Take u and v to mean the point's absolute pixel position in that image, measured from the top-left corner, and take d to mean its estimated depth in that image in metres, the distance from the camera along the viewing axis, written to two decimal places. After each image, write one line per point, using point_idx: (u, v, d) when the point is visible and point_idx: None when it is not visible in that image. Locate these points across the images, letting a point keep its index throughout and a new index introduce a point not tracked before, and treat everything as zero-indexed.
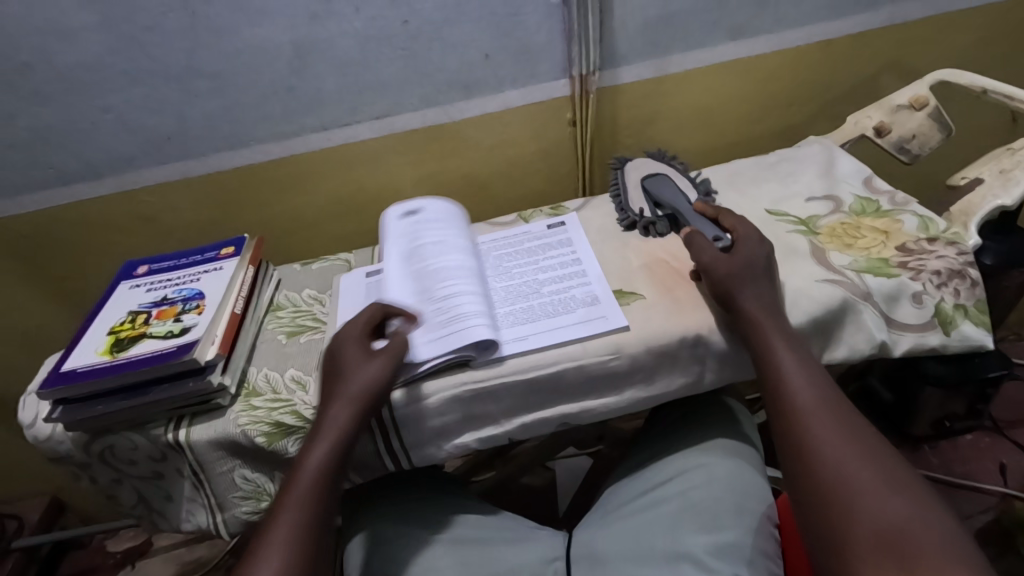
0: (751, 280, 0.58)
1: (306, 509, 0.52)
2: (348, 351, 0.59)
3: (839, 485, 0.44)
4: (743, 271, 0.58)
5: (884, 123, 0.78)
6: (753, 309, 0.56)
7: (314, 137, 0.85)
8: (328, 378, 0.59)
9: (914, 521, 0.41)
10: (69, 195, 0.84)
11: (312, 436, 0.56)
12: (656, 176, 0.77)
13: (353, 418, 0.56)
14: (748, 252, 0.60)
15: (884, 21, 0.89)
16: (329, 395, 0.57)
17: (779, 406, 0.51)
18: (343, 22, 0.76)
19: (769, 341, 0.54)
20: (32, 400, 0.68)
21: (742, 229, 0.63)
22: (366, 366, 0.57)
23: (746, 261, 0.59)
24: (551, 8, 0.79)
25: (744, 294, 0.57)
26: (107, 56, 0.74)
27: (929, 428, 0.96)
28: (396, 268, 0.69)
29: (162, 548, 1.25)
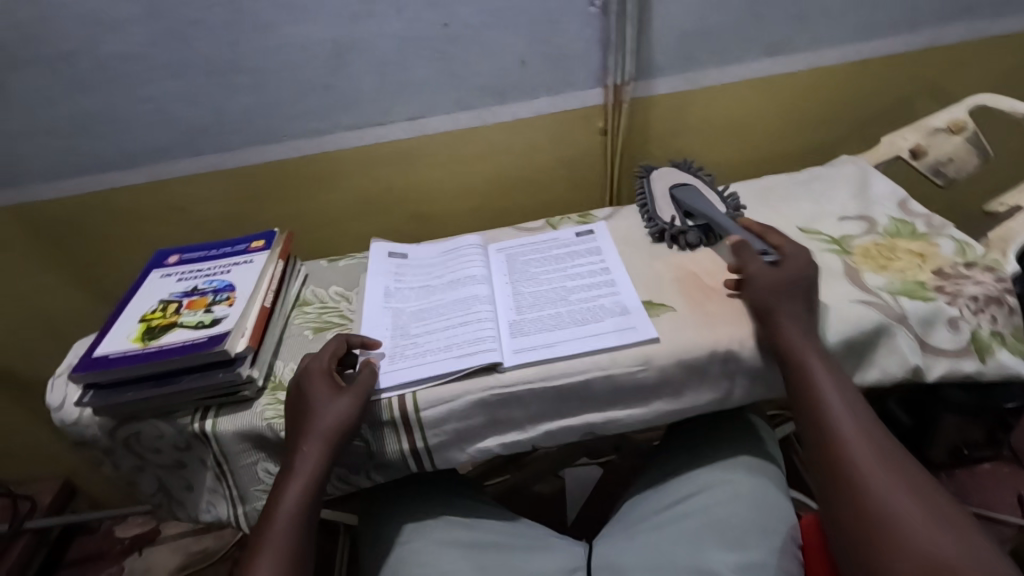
0: (792, 301, 0.57)
1: (287, 553, 0.51)
2: (310, 390, 0.58)
3: (878, 515, 0.45)
4: (784, 291, 0.58)
5: (920, 145, 0.77)
6: (789, 333, 0.56)
7: (347, 135, 0.85)
8: (292, 419, 0.58)
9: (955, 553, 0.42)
10: (103, 183, 0.85)
11: (285, 478, 0.55)
12: (685, 188, 0.76)
13: (326, 453, 0.55)
14: (793, 268, 0.60)
15: (921, 44, 0.88)
16: (297, 435, 0.56)
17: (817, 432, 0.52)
18: (384, 23, 0.77)
19: (807, 365, 0.54)
20: (60, 383, 0.68)
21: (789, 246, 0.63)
22: (333, 404, 0.56)
23: (787, 281, 0.58)
24: (589, 17, 0.79)
25: (781, 317, 0.57)
26: (150, 47, 0.75)
27: (947, 455, 0.93)
28: (383, 308, 0.72)
29: (170, 536, 1.25)
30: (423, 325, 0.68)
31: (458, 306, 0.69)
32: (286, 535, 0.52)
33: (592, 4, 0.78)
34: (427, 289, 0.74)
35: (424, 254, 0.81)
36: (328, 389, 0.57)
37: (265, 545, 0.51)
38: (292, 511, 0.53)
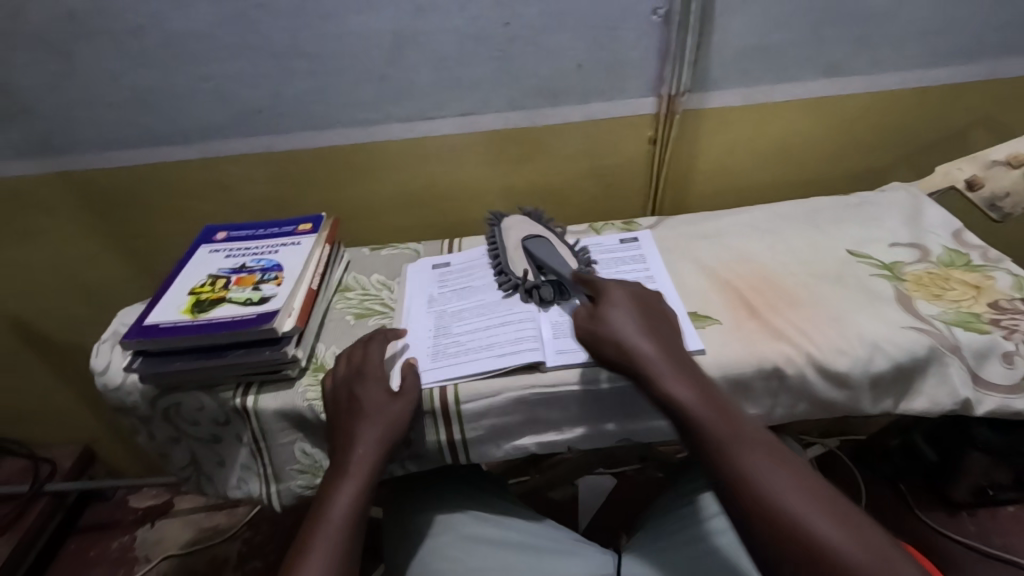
0: (633, 323, 0.57)
1: (335, 556, 0.51)
2: (359, 396, 0.58)
3: (786, 517, 0.43)
4: (624, 324, 0.57)
5: (977, 177, 0.77)
6: (644, 350, 0.54)
7: (398, 127, 0.86)
8: (339, 423, 0.58)
9: (856, 538, 0.41)
10: (155, 156, 0.87)
11: (336, 479, 0.55)
12: (537, 239, 0.73)
13: (376, 461, 0.56)
14: (621, 300, 0.59)
15: (981, 76, 0.88)
16: (346, 440, 0.57)
17: (709, 446, 0.49)
18: (446, 18, 0.77)
19: (664, 372, 0.52)
20: (105, 349, 0.69)
21: (613, 287, 0.61)
22: (386, 411, 0.57)
23: (624, 315, 0.57)
24: (650, 26, 0.79)
25: (632, 338, 0.55)
26: (217, 27, 0.76)
27: (969, 493, 0.93)
28: (423, 307, 0.72)
29: (182, 510, 1.26)
30: (466, 324, 0.68)
31: (502, 304, 0.69)
32: (336, 537, 0.52)
33: (654, 13, 0.78)
34: (468, 290, 0.73)
35: (463, 255, 0.80)
36: (380, 396, 0.58)
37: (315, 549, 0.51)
38: (344, 515, 0.53)
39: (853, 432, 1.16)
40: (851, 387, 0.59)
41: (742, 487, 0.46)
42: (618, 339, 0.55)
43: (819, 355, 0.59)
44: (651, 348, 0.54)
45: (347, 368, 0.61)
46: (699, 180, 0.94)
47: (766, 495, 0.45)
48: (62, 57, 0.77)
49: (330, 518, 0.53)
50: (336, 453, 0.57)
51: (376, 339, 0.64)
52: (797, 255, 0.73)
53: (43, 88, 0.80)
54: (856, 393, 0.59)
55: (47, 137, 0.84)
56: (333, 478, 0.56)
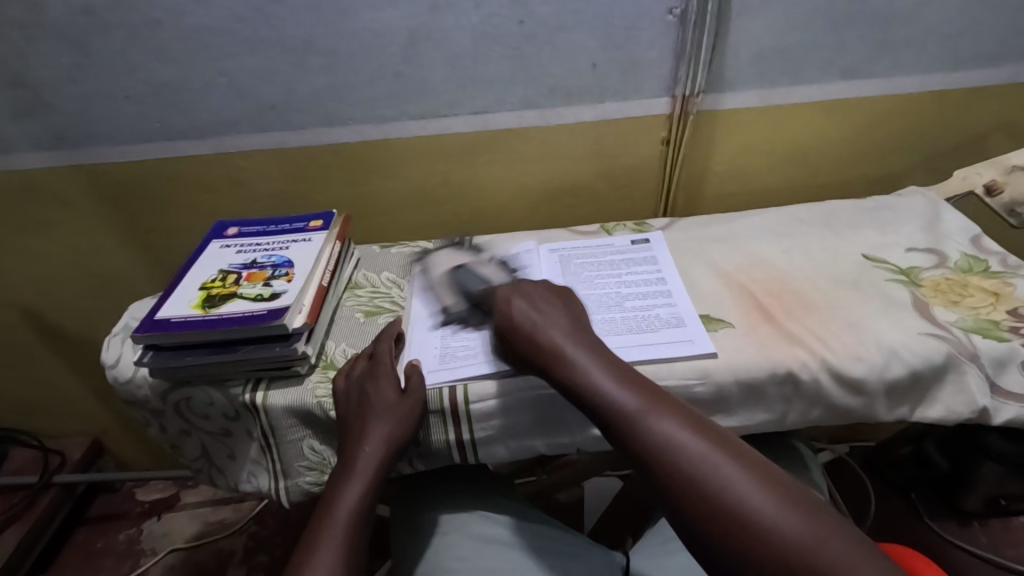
0: (535, 316, 0.58)
1: (344, 551, 0.51)
2: (370, 392, 0.58)
3: (687, 465, 0.43)
4: (520, 322, 0.58)
5: (997, 182, 0.77)
6: (549, 336, 0.56)
7: (410, 124, 0.86)
8: (349, 420, 0.58)
9: (760, 483, 0.41)
10: (168, 150, 0.87)
11: (344, 478, 0.55)
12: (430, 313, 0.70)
13: (384, 459, 0.56)
14: (513, 301, 0.60)
15: (1002, 80, 0.87)
16: (356, 436, 0.57)
17: (616, 416, 0.48)
18: (461, 16, 0.77)
19: (562, 351, 0.54)
20: (116, 342, 0.70)
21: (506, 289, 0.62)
22: (395, 409, 0.57)
23: (520, 314, 0.58)
24: (666, 26, 0.79)
25: (536, 327, 0.57)
26: (232, 22, 0.76)
27: (982, 503, 0.91)
28: (430, 309, 0.71)
29: (189, 504, 1.27)
30: (476, 325, 0.68)
31: None
32: (343, 533, 0.52)
33: (670, 13, 0.77)
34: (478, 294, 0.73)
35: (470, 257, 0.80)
36: (390, 393, 0.58)
37: (323, 543, 0.51)
38: (352, 511, 0.53)
39: (863, 438, 1.15)
40: (866, 394, 0.58)
41: (647, 448, 0.45)
42: (521, 330, 0.57)
43: (834, 360, 0.58)
44: (557, 335, 0.56)
45: (360, 367, 0.61)
46: (712, 182, 0.94)
47: (671, 452, 0.44)
48: (78, 50, 0.78)
49: (338, 515, 0.53)
50: (345, 451, 0.57)
51: (387, 339, 0.64)
52: (811, 259, 0.72)
53: (59, 81, 0.80)
54: (871, 400, 0.58)
55: (62, 130, 0.85)
56: (342, 477, 0.56)
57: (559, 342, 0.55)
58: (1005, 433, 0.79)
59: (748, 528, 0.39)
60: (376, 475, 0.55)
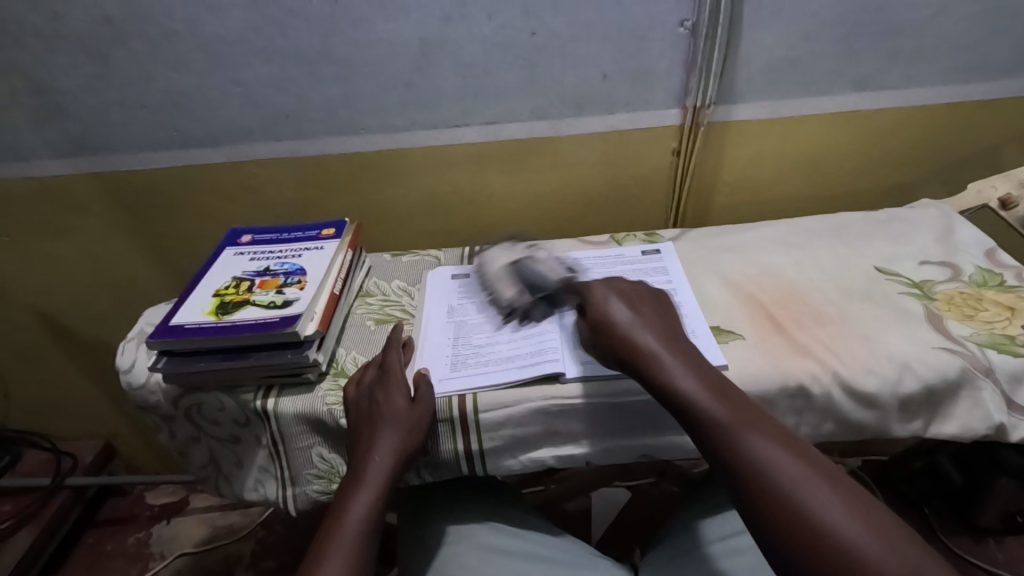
0: (628, 314, 0.56)
1: (352, 560, 0.50)
2: (381, 399, 0.58)
3: (781, 487, 0.41)
4: (615, 317, 0.56)
5: (1012, 196, 0.78)
6: (645, 339, 0.53)
7: (422, 134, 0.87)
8: (359, 428, 0.58)
9: (856, 514, 0.39)
10: (184, 158, 0.89)
11: (353, 486, 0.55)
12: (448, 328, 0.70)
13: (393, 468, 0.56)
14: (604, 296, 0.58)
15: (1017, 91, 0.86)
16: (364, 445, 0.57)
17: (717, 432, 0.46)
18: (474, 27, 0.78)
19: (657, 353, 0.52)
20: (131, 347, 0.71)
21: (595, 284, 0.61)
22: (404, 419, 0.57)
23: (614, 308, 0.57)
24: (677, 38, 0.79)
25: (633, 327, 0.54)
26: (249, 33, 0.78)
27: (998, 520, 0.91)
28: (439, 321, 0.71)
29: (198, 509, 1.27)
30: (486, 335, 0.68)
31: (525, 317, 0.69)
32: (353, 543, 0.52)
33: (681, 25, 0.78)
34: (488, 304, 0.73)
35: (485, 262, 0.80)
36: (402, 401, 0.58)
37: (332, 550, 0.51)
38: (362, 521, 0.53)
39: (875, 452, 1.14)
40: (878, 408, 0.57)
41: (749, 473, 0.43)
42: (616, 327, 0.55)
43: (846, 374, 0.58)
44: (649, 339, 0.53)
45: (370, 376, 0.62)
46: (723, 192, 0.93)
47: (759, 471, 0.42)
48: (99, 59, 0.79)
49: (347, 523, 0.53)
50: (354, 459, 0.57)
51: (394, 348, 0.65)
52: (823, 271, 0.72)
53: (80, 89, 0.82)
54: (884, 414, 0.58)
55: (82, 138, 0.87)
56: (351, 486, 0.56)
57: (652, 344, 0.52)
58: (1020, 449, 0.77)
59: (856, 575, 0.36)
60: (385, 484, 0.55)
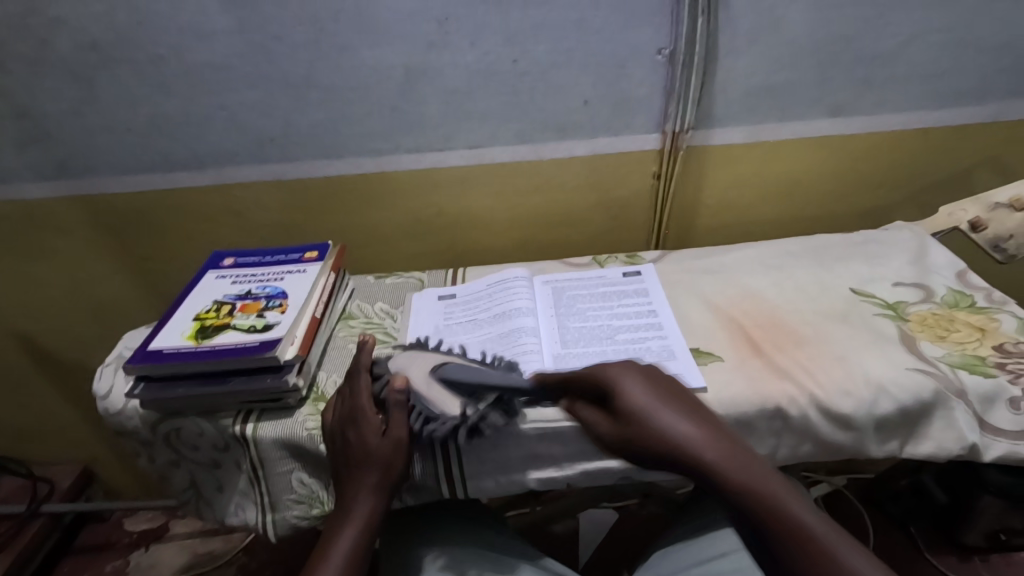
0: (657, 409, 0.50)
1: None
2: (357, 438, 0.57)
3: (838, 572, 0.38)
4: (648, 411, 0.50)
5: (980, 219, 0.79)
6: (673, 420, 0.49)
7: (407, 157, 0.88)
8: (341, 464, 0.58)
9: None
10: (168, 181, 0.89)
11: (342, 520, 0.56)
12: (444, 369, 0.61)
13: (378, 501, 0.56)
14: (639, 387, 0.52)
15: (986, 118, 0.89)
16: (348, 479, 0.57)
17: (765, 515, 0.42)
18: (457, 54, 0.79)
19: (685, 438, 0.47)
20: (109, 371, 0.70)
21: (618, 368, 0.55)
22: (385, 452, 0.57)
23: (650, 399, 0.51)
24: (656, 65, 0.81)
25: (671, 423, 0.49)
26: (235, 59, 0.79)
27: (982, 538, 0.91)
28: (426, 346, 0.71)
29: (178, 535, 1.25)
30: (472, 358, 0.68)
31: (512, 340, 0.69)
32: None
33: (659, 53, 0.80)
34: (474, 323, 0.73)
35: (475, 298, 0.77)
36: (377, 438, 0.57)
37: None
38: (350, 555, 0.54)
39: (861, 471, 1.14)
40: (855, 429, 0.58)
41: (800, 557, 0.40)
42: (641, 411, 0.50)
43: (824, 396, 0.58)
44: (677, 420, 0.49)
45: (340, 403, 0.61)
46: (704, 214, 0.95)
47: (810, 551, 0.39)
48: (84, 85, 0.80)
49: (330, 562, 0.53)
50: (340, 493, 0.58)
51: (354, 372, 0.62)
52: (802, 292, 0.73)
53: (65, 113, 0.82)
54: (861, 435, 0.58)
55: (66, 161, 0.86)
56: (340, 518, 0.56)
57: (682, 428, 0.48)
58: (1002, 466, 0.75)
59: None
60: (369, 518, 0.56)
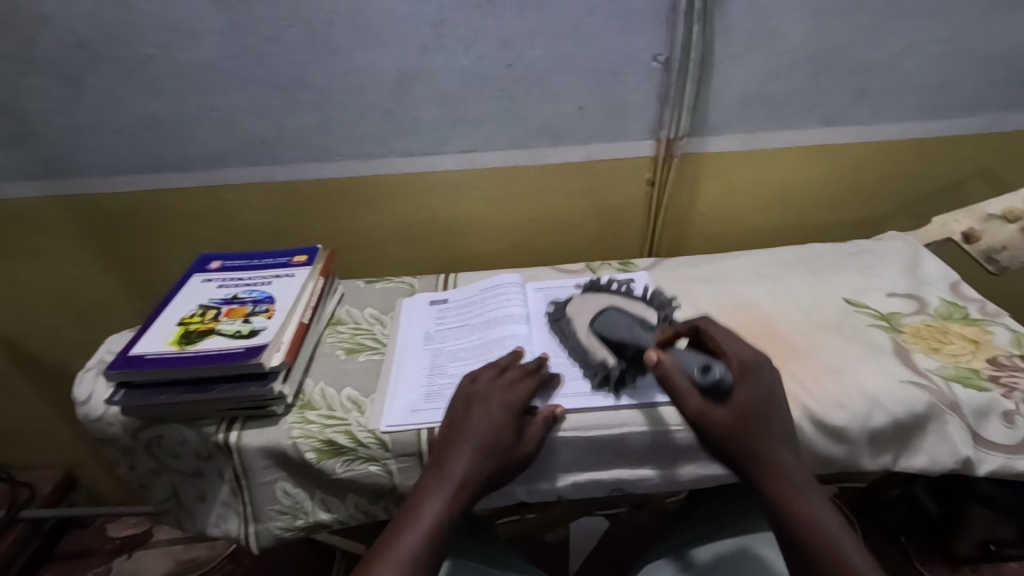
0: (758, 410, 0.50)
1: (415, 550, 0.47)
2: (489, 421, 0.54)
3: None
4: (760, 415, 0.50)
5: (974, 230, 0.79)
6: (760, 426, 0.50)
7: (399, 161, 0.87)
8: (456, 435, 0.54)
9: None
10: (156, 182, 0.87)
11: (440, 475, 0.52)
12: (603, 316, 0.65)
13: (486, 469, 0.52)
14: (759, 387, 0.52)
15: (979, 129, 0.89)
16: (453, 437, 0.54)
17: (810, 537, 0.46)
18: (451, 58, 0.78)
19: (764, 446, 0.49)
20: (89, 377, 0.68)
21: (748, 354, 0.54)
22: (504, 420, 0.54)
23: (766, 404, 0.51)
24: (651, 71, 0.80)
25: (775, 436, 0.50)
26: (225, 59, 0.77)
27: (972, 548, 0.91)
28: (415, 354, 0.70)
29: (161, 541, 1.22)
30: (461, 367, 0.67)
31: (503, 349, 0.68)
32: (428, 534, 0.48)
33: (655, 59, 0.80)
34: (466, 329, 0.72)
35: (467, 305, 0.77)
36: (506, 429, 0.54)
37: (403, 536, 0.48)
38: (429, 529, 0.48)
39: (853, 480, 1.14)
40: (848, 442, 0.57)
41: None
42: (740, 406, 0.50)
43: (817, 408, 0.58)
44: (766, 424, 0.50)
45: (492, 380, 0.59)
46: (698, 222, 0.95)
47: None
48: (71, 83, 0.78)
49: (423, 513, 0.49)
50: (440, 451, 0.54)
51: (530, 374, 0.60)
52: (796, 302, 0.72)
53: (50, 112, 0.81)
54: (855, 448, 0.58)
55: (50, 160, 0.85)
56: (432, 481, 0.52)
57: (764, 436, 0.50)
58: (993, 479, 0.74)
59: None
60: (472, 486, 0.51)
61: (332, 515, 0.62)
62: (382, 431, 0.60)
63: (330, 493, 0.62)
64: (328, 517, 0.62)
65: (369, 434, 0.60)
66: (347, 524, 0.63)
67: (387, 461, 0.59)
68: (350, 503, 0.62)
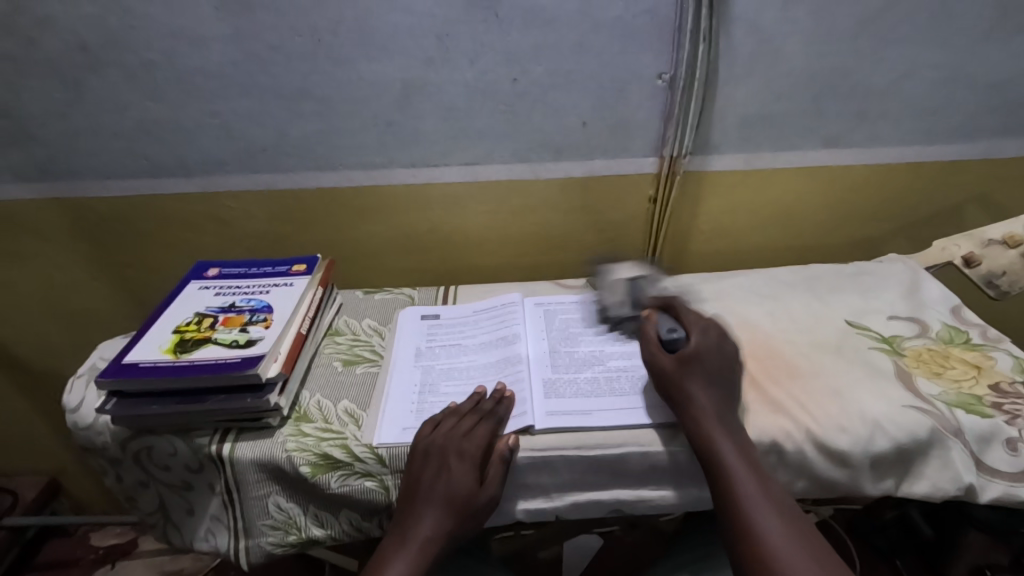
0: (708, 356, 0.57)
1: None
2: (446, 476, 0.55)
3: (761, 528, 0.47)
4: (704, 365, 0.57)
5: (974, 254, 0.79)
6: (710, 365, 0.57)
7: (401, 172, 0.86)
8: (414, 490, 0.55)
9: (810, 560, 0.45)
10: (155, 187, 0.86)
11: (402, 534, 0.53)
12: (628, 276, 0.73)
13: (446, 529, 0.53)
14: (707, 342, 0.59)
15: (978, 154, 0.90)
16: (412, 496, 0.55)
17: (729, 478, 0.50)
18: (456, 72, 0.79)
19: (700, 391, 0.55)
20: (79, 384, 0.67)
21: (693, 319, 0.61)
22: (464, 479, 0.55)
23: (711, 356, 0.57)
24: (656, 90, 0.81)
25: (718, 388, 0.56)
26: (229, 66, 0.77)
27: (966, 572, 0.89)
28: (410, 369, 0.69)
29: (146, 552, 1.19)
30: (457, 383, 0.66)
31: (501, 366, 0.68)
32: None
33: (659, 78, 0.80)
34: (459, 348, 0.72)
35: (466, 321, 0.76)
36: (466, 480, 0.55)
37: None
38: None
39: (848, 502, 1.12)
40: (851, 466, 0.57)
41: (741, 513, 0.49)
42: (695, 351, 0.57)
43: (818, 431, 0.57)
44: (714, 367, 0.57)
45: (450, 428, 0.58)
46: (697, 240, 0.95)
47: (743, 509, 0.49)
48: (71, 86, 0.78)
49: None
50: (400, 511, 0.55)
51: (486, 416, 0.59)
52: (796, 323, 0.72)
53: (50, 114, 0.80)
54: (857, 472, 0.57)
55: (48, 163, 0.84)
56: (393, 545, 0.53)
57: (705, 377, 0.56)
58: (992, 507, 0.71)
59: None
60: (432, 548, 0.53)
61: (324, 531, 0.61)
62: (377, 446, 0.59)
63: (324, 508, 0.61)
64: (321, 533, 0.61)
65: (365, 449, 0.59)
66: (340, 540, 0.61)
67: (384, 477, 0.59)
68: (344, 519, 0.60)
